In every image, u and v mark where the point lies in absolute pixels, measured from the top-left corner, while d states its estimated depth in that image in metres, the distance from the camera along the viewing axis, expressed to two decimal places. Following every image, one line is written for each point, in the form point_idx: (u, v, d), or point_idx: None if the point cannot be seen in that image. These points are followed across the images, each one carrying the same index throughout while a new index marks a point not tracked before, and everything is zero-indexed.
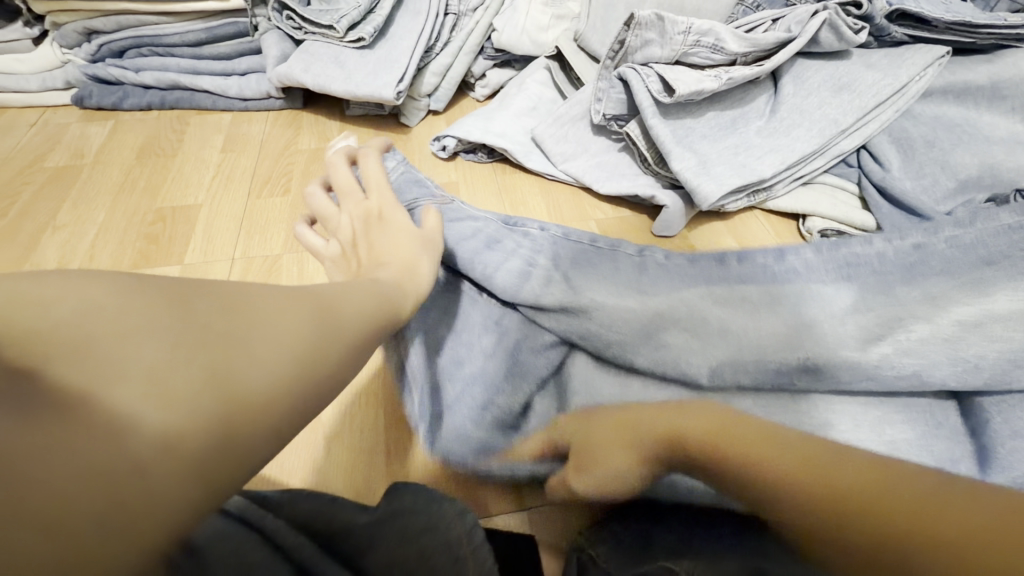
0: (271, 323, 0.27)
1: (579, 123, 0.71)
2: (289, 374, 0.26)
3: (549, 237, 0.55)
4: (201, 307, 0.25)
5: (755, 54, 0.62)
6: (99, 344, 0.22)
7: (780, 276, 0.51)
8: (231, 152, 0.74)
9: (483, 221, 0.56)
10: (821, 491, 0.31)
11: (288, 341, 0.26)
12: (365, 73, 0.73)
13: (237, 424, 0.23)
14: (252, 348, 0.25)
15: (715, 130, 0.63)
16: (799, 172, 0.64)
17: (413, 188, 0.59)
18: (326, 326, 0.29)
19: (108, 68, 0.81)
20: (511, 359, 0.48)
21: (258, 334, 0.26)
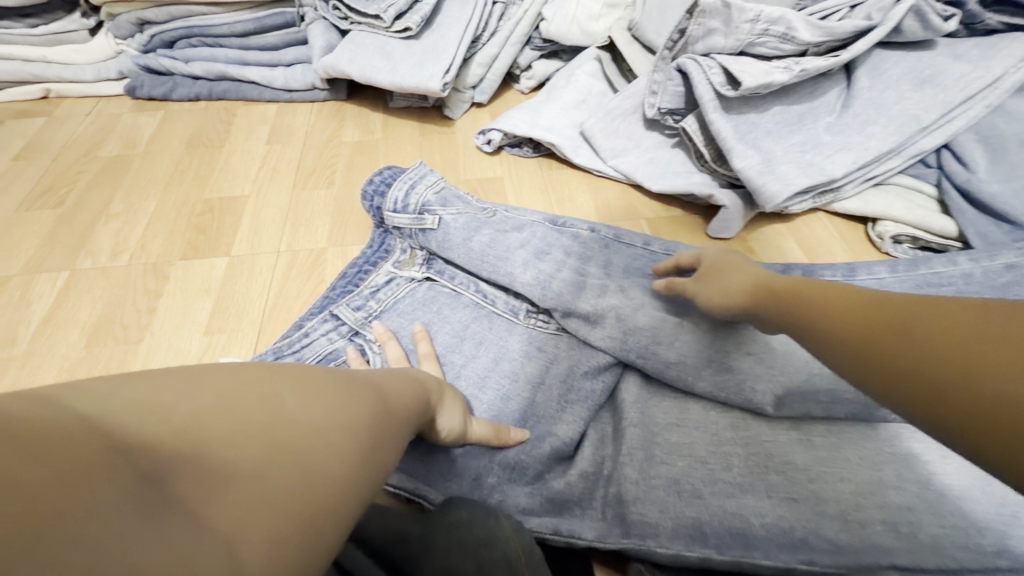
0: (342, 419, 0.28)
1: (631, 117, 0.68)
2: (356, 475, 0.27)
3: (599, 243, 0.54)
4: (283, 408, 0.26)
5: (829, 44, 0.57)
6: (207, 449, 0.22)
7: None
8: (277, 144, 0.74)
9: (532, 231, 0.55)
10: (858, 332, 0.30)
11: (358, 439, 0.28)
12: (411, 64, 0.72)
13: (315, 534, 0.23)
14: (328, 453, 0.26)
15: (781, 126, 0.59)
16: (871, 173, 0.59)
17: (458, 202, 0.57)
18: (382, 423, 0.30)
19: (159, 59, 0.82)
20: (564, 385, 0.48)
21: (336, 432, 0.27)
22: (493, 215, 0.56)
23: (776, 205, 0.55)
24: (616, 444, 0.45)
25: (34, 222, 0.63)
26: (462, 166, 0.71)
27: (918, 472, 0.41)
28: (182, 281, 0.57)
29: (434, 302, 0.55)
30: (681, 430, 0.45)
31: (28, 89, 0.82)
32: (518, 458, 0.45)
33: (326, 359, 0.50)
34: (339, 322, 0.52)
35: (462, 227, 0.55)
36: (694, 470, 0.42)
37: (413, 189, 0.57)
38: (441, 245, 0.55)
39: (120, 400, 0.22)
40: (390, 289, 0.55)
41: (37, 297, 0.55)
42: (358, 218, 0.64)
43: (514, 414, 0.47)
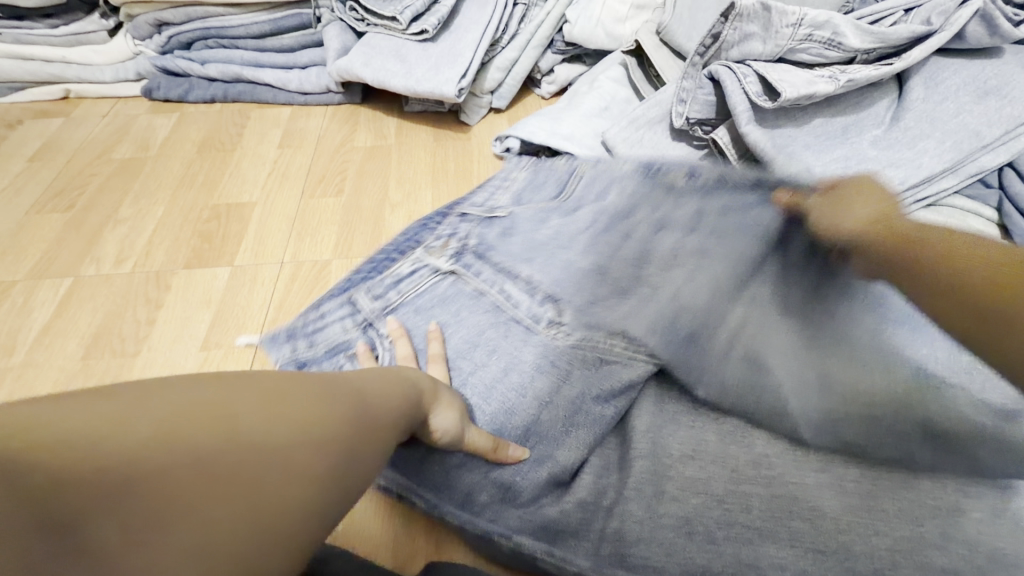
0: (303, 434, 0.25)
1: (656, 126, 0.63)
2: (313, 498, 0.24)
3: (692, 188, 0.46)
4: (234, 429, 0.23)
5: (879, 52, 0.52)
6: (137, 482, 0.21)
7: None
8: (288, 147, 0.72)
9: (608, 203, 0.51)
10: (993, 279, 0.34)
11: (321, 455, 0.25)
12: (426, 68, 0.69)
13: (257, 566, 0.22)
14: (280, 477, 0.23)
15: (823, 140, 0.54)
16: (922, 194, 0.53)
17: (538, 194, 0.57)
18: (358, 429, 0.28)
19: (176, 60, 0.81)
20: (574, 406, 0.41)
21: (294, 451, 0.24)
22: (559, 209, 0.53)
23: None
24: (622, 474, 0.39)
25: (43, 226, 0.63)
26: (477, 175, 0.67)
27: (966, 531, 0.34)
28: (184, 291, 0.55)
29: (453, 301, 0.48)
30: (696, 464, 0.39)
31: (49, 89, 0.83)
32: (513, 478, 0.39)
33: (337, 346, 0.47)
34: (355, 309, 0.49)
35: (530, 220, 0.53)
36: (708, 510, 0.37)
37: (511, 184, 0.60)
38: (484, 242, 0.52)
39: (48, 431, 0.20)
40: (412, 281, 0.50)
41: (39, 304, 0.55)
42: (367, 226, 0.61)
43: (517, 431, 0.40)
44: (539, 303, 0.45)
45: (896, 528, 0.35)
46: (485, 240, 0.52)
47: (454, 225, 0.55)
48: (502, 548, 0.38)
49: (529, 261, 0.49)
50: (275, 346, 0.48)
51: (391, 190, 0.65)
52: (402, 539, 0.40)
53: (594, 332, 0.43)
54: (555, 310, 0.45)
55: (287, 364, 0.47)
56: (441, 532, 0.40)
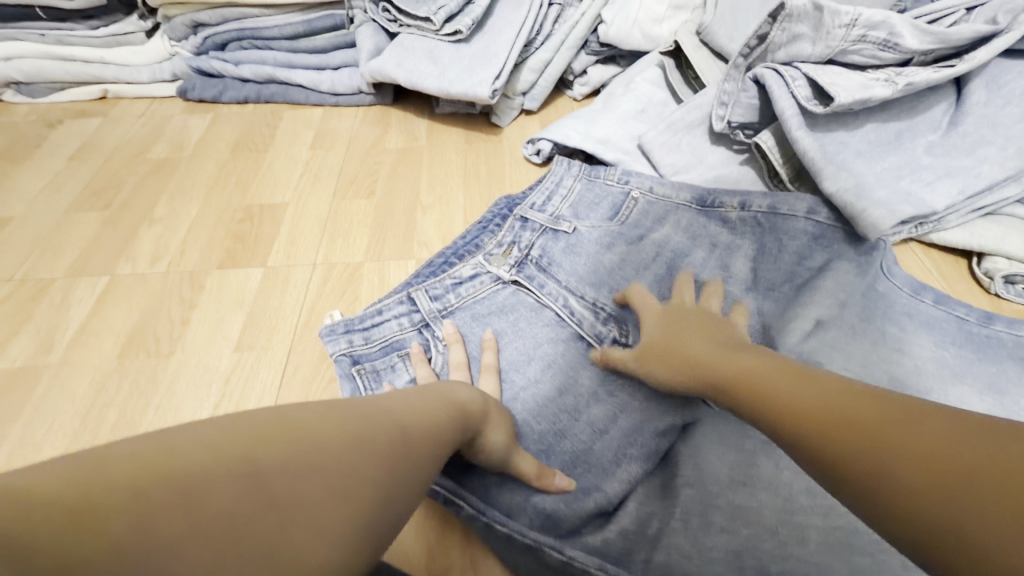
0: (330, 490, 0.22)
1: (695, 130, 0.61)
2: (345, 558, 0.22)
3: (750, 226, 0.51)
4: (260, 489, 0.21)
5: (939, 53, 0.50)
6: (153, 551, 0.18)
7: (978, 341, 0.45)
8: (320, 149, 0.72)
9: (665, 233, 0.53)
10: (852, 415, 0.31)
11: (352, 513, 0.23)
12: (459, 69, 0.68)
13: None
14: (307, 537, 0.21)
15: (876, 147, 0.51)
16: (980, 203, 0.51)
17: (594, 212, 0.55)
18: (390, 478, 0.25)
19: (211, 61, 0.82)
20: (627, 438, 0.40)
21: (323, 510, 0.22)
22: (619, 231, 0.53)
23: (904, 283, 0.48)
24: (667, 502, 0.38)
25: (82, 225, 0.63)
26: (509, 179, 0.66)
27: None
28: (216, 292, 0.55)
29: (512, 311, 0.48)
30: (748, 491, 0.38)
31: (88, 89, 0.84)
32: (553, 508, 0.37)
33: (392, 346, 0.46)
34: (414, 308, 0.48)
35: (596, 241, 0.53)
36: (761, 541, 0.35)
37: (570, 192, 0.57)
38: (546, 257, 0.51)
39: (55, 504, 0.18)
40: (472, 286, 0.50)
41: (76, 302, 0.55)
42: (398, 230, 0.61)
43: (565, 459, 0.40)
44: (603, 322, 0.46)
45: None
46: (549, 253, 0.52)
47: (516, 232, 0.53)
48: (551, 560, 0.36)
49: (597, 287, 0.49)
50: (332, 339, 0.46)
51: (422, 193, 0.65)
52: (437, 553, 0.39)
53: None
54: (619, 330, 0.46)
55: (342, 358, 0.45)
56: (479, 550, 0.39)
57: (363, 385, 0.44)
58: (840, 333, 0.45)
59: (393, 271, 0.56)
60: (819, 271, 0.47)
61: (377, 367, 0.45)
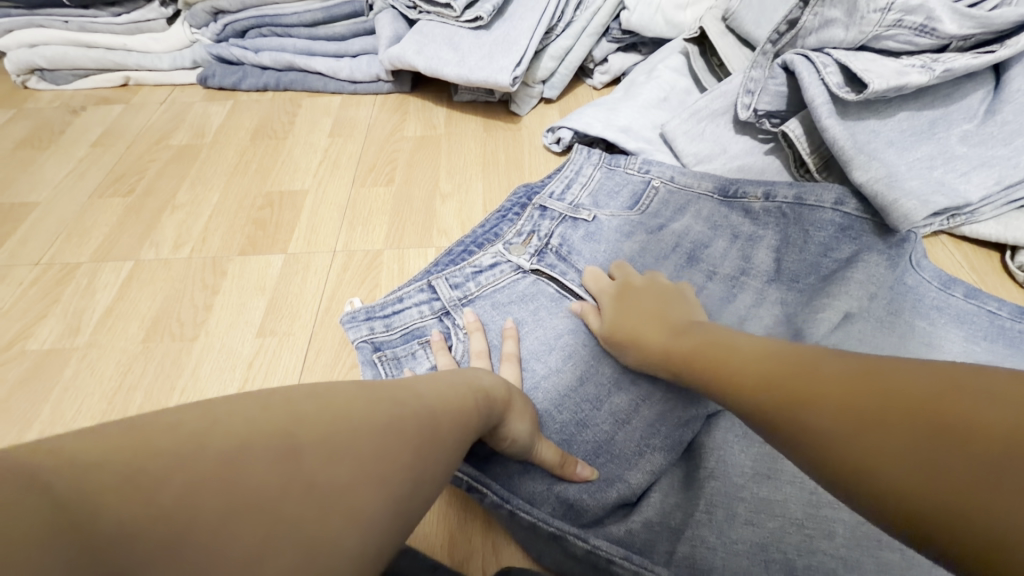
0: (363, 474, 0.22)
1: (719, 119, 0.60)
2: (378, 541, 0.22)
3: (774, 217, 0.50)
4: (298, 471, 0.21)
5: (977, 39, 0.48)
6: (195, 533, 0.18)
7: (1012, 336, 0.44)
8: (339, 136, 0.72)
9: (686, 223, 0.52)
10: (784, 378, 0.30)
11: (386, 497, 0.23)
12: (479, 56, 0.68)
13: None
14: (342, 520, 0.21)
15: (908, 136, 0.50)
16: (1015, 195, 0.49)
17: (614, 200, 0.55)
18: (419, 464, 0.25)
19: (231, 48, 0.82)
20: (650, 428, 0.40)
21: (356, 493, 0.22)
22: (638, 220, 0.53)
23: (932, 275, 0.47)
24: (691, 494, 0.38)
25: (106, 210, 0.64)
26: (528, 168, 0.66)
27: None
28: (238, 278, 0.55)
29: (532, 300, 0.48)
30: (773, 484, 0.37)
31: (110, 76, 0.85)
32: (575, 497, 0.38)
33: (412, 332, 0.46)
34: (434, 296, 0.48)
35: (615, 231, 0.52)
36: (787, 536, 0.35)
37: (588, 182, 0.56)
38: (565, 250, 0.51)
39: (102, 486, 0.18)
40: (492, 275, 0.50)
41: (102, 286, 0.56)
42: (417, 218, 0.60)
43: (587, 452, 0.40)
44: None
45: None
46: (569, 241, 0.51)
47: (535, 221, 0.53)
48: (575, 550, 0.36)
49: None
50: (353, 326, 0.46)
51: (441, 181, 0.65)
52: (459, 540, 0.39)
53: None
54: None
55: (363, 345, 0.45)
56: (498, 535, 0.39)
57: (385, 371, 0.44)
58: (869, 325, 0.44)
59: (413, 259, 0.56)
60: (847, 262, 0.46)
61: (398, 354, 0.45)
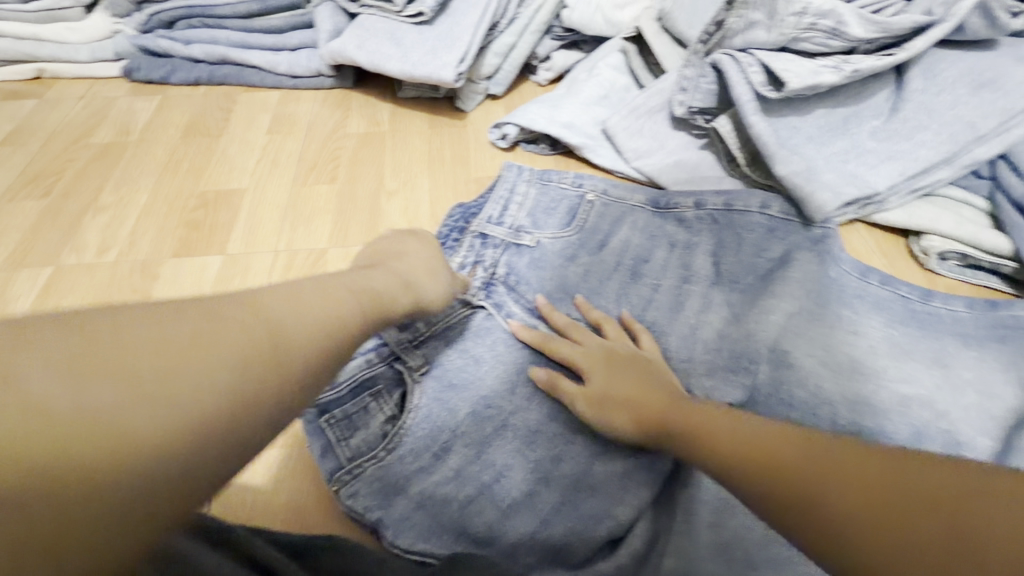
0: (291, 313, 0.29)
1: (657, 115, 0.63)
2: (304, 364, 0.28)
3: (706, 221, 0.54)
4: (237, 309, 0.28)
5: (881, 42, 0.52)
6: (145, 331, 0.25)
7: (922, 316, 0.48)
8: (278, 134, 0.70)
9: (624, 235, 0.54)
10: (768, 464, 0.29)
11: (312, 335, 0.29)
12: (422, 52, 0.67)
13: (249, 404, 0.25)
14: (270, 340, 0.27)
15: (824, 132, 0.54)
16: (917, 184, 0.54)
17: (551, 219, 0.55)
18: (342, 318, 0.31)
19: (158, 40, 0.78)
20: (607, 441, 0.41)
21: (223, 353, 0.25)
22: (580, 239, 0.54)
23: (852, 266, 0.50)
24: (671, 512, 0.39)
25: (19, 214, 0.60)
26: (474, 165, 0.66)
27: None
28: (172, 283, 0.53)
29: (489, 335, 0.47)
30: None
31: (20, 68, 0.78)
32: (550, 513, 0.38)
33: (360, 385, 0.43)
34: (381, 341, 0.45)
35: (559, 253, 0.53)
36: (748, 532, 0.37)
37: (525, 201, 0.56)
38: (516, 281, 0.51)
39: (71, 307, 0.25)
40: (443, 312, 0.48)
41: (16, 295, 0.52)
42: (363, 218, 0.59)
43: (566, 480, 0.39)
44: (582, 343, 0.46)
45: None
46: (515, 269, 0.51)
47: (477, 251, 0.52)
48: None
49: (563, 300, 0.50)
50: None
51: (386, 178, 0.64)
52: None
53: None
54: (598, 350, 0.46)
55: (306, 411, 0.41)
56: None
57: (335, 436, 0.41)
58: (801, 319, 0.47)
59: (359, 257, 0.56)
60: (783, 263, 0.49)
61: (349, 412, 0.42)
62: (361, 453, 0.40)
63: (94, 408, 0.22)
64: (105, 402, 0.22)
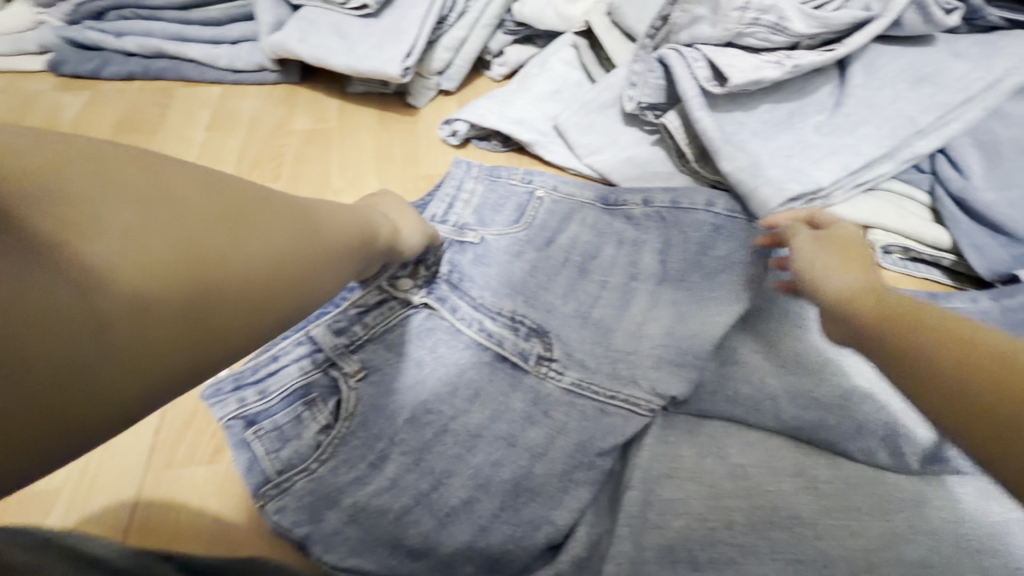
0: (325, 219, 0.37)
1: (608, 110, 0.62)
2: (336, 260, 0.36)
3: (654, 220, 0.53)
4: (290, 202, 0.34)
5: (823, 37, 0.53)
6: (221, 199, 0.30)
7: None
8: (218, 131, 0.67)
9: (573, 232, 0.53)
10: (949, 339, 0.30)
11: (342, 240, 0.37)
12: (368, 45, 0.65)
13: (300, 284, 0.33)
14: (311, 235, 0.34)
15: (770, 127, 0.54)
16: (861, 178, 0.55)
17: (499, 215, 0.54)
18: (361, 233, 0.40)
19: (86, 32, 0.74)
20: (551, 445, 0.41)
21: (285, 236, 0.32)
22: (527, 236, 0.52)
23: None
24: (613, 514, 0.39)
25: None
26: (423, 162, 0.64)
27: (929, 521, 0.37)
28: None
29: (429, 336, 0.46)
30: (675, 483, 0.40)
31: None
32: (489, 521, 0.37)
33: (293, 394, 0.41)
34: (315, 347, 0.43)
35: (505, 249, 0.51)
36: (691, 532, 0.37)
37: (472, 200, 0.56)
38: (459, 278, 0.49)
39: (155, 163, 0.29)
40: (380, 314, 0.46)
41: None
42: None
43: (505, 486, 0.39)
44: (525, 338, 0.45)
45: (842, 524, 0.37)
46: (458, 267, 0.50)
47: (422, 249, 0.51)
48: None
49: (511, 296, 0.48)
50: (219, 402, 0.41)
51: (332, 176, 0.62)
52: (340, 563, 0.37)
53: (593, 378, 0.43)
54: (543, 345, 0.45)
55: (233, 423, 0.40)
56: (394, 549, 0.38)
57: (264, 448, 0.39)
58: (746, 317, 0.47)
59: None
60: (728, 262, 0.49)
61: (280, 424, 0.40)
62: (292, 466, 0.39)
63: (191, 255, 0.28)
64: (198, 255, 0.28)
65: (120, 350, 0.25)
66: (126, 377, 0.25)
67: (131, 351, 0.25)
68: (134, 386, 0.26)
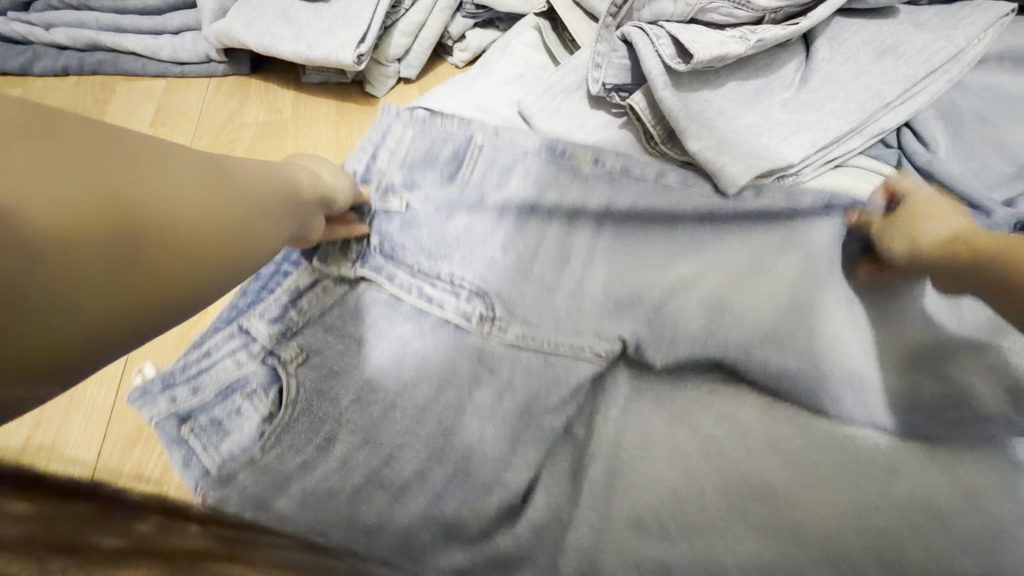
0: (248, 178, 0.36)
1: (573, 94, 0.59)
2: (265, 218, 0.36)
3: (603, 177, 0.48)
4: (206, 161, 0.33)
5: (785, 12, 0.52)
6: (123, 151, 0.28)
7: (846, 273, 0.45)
8: (163, 126, 0.63)
9: (516, 187, 0.49)
10: None
11: (268, 200, 0.36)
12: (319, 31, 0.61)
13: (228, 238, 0.32)
14: (235, 191, 0.34)
15: (736, 105, 0.53)
16: (830, 155, 0.53)
17: (429, 172, 0.50)
18: (288, 194, 0.39)
19: (13, 25, 0.69)
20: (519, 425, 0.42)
21: (201, 189, 0.31)
22: (462, 194, 0.49)
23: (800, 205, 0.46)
24: (575, 484, 0.40)
25: None
26: None
27: (903, 490, 0.37)
28: None
29: (369, 312, 0.46)
30: (646, 464, 0.41)
31: None
32: (442, 488, 0.40)
33: (229, 387, 0.42)
34: (250, 339, 0.44)
35: (434, 212, 0.49)
36: (663, 511, 0.39)
37: (399, 153, 0.51)
38: (392, 248, 0.48)
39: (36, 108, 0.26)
40: (312, 298, 0.46)
41: None
42: None
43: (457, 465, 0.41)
44: (467, 300, 0.46)
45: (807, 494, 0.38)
46: (389, 238, 0.48)
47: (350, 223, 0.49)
48: None
49: (445, 259, 0.47)
50: (149, 402, 0.42)
51: None
52: None
53: (536, 332, 0.45)
54: (484, 307, 0.45)
55: (167, 420, 0.41)
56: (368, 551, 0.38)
57: (200, 443, 0.40)
58: None
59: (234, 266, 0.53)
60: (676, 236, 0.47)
61: (216, 417, 0.41)
62: (232, 458, 0.39)
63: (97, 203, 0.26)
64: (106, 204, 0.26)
65: (86, 307, 0.26)
66: (70, 322, 0.25)
67: (60, 290, 0.25)
68: (75, 333, 0.25)
